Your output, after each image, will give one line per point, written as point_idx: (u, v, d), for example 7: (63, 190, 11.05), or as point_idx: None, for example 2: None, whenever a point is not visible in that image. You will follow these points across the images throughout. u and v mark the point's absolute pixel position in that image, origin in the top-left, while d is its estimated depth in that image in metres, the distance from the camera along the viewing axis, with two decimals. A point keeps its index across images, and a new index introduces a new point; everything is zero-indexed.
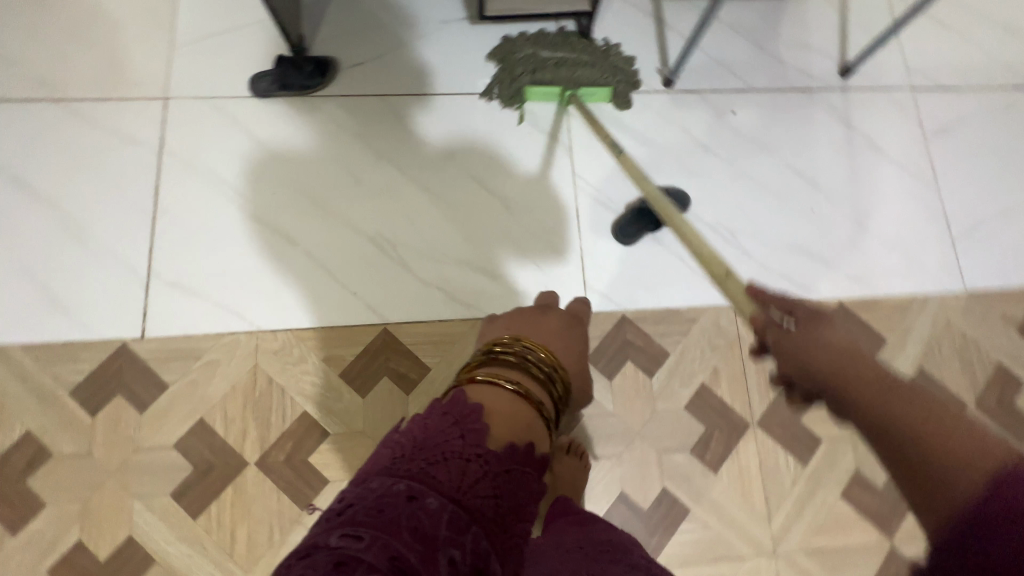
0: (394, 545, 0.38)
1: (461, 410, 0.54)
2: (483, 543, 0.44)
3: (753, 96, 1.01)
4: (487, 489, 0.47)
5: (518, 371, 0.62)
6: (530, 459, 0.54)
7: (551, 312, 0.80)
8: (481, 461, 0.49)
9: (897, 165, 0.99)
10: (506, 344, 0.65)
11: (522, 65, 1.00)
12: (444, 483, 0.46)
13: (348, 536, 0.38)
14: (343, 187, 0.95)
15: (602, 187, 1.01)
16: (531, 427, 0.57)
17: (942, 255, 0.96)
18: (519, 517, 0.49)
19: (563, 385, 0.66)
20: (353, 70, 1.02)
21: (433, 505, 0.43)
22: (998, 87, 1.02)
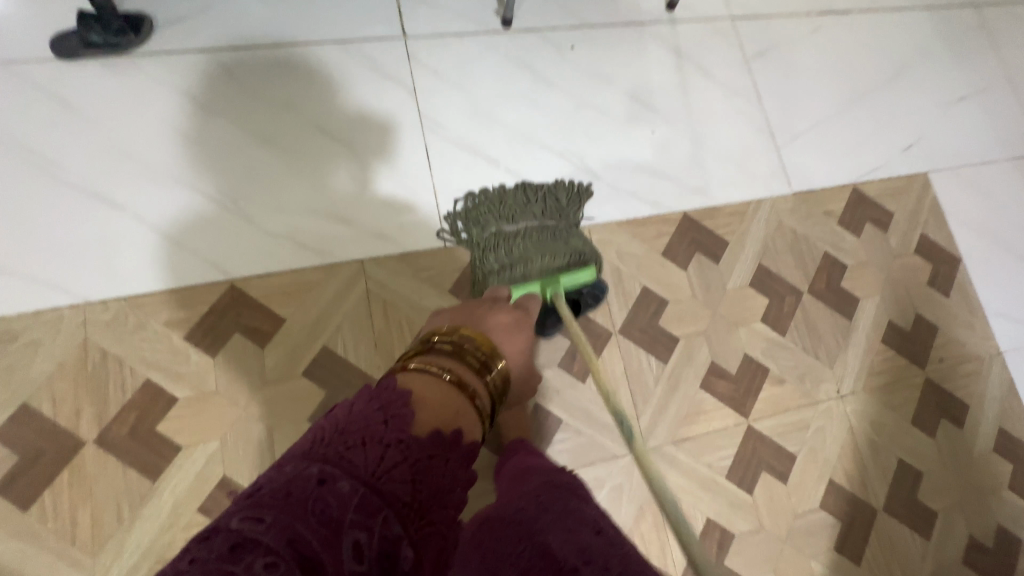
0: (296, 528, 0.38)
1: (389, 393, 0.52)
2: (396, 528, 0.43)
3: (591, 32, 1.13)
4: (405, 474, 0.46)
5: (452, 360, 0.63)
6: (457, 449, 0.53)
7: (501, 308, 0.77)
8: (402, 446, 0.48)
9: (723, 86, 1.16)
10: (445, 334, 0.66)
11: (490, 240, 0.91)
12: (359, 468, 0.44)
13: (248, 519, 0.37)
14: (173, 146, 0.91)
15: (451, 124, 1.02)
16: (458, 416, 0.56)
17: (769, 160, 1.14)
18: (441, 502, 0.49)
19: (500, 376, 0.67)
20: (173, 26, 0.96)
21: (343, 490, 0.42)
22: (801, 17, 1.26)
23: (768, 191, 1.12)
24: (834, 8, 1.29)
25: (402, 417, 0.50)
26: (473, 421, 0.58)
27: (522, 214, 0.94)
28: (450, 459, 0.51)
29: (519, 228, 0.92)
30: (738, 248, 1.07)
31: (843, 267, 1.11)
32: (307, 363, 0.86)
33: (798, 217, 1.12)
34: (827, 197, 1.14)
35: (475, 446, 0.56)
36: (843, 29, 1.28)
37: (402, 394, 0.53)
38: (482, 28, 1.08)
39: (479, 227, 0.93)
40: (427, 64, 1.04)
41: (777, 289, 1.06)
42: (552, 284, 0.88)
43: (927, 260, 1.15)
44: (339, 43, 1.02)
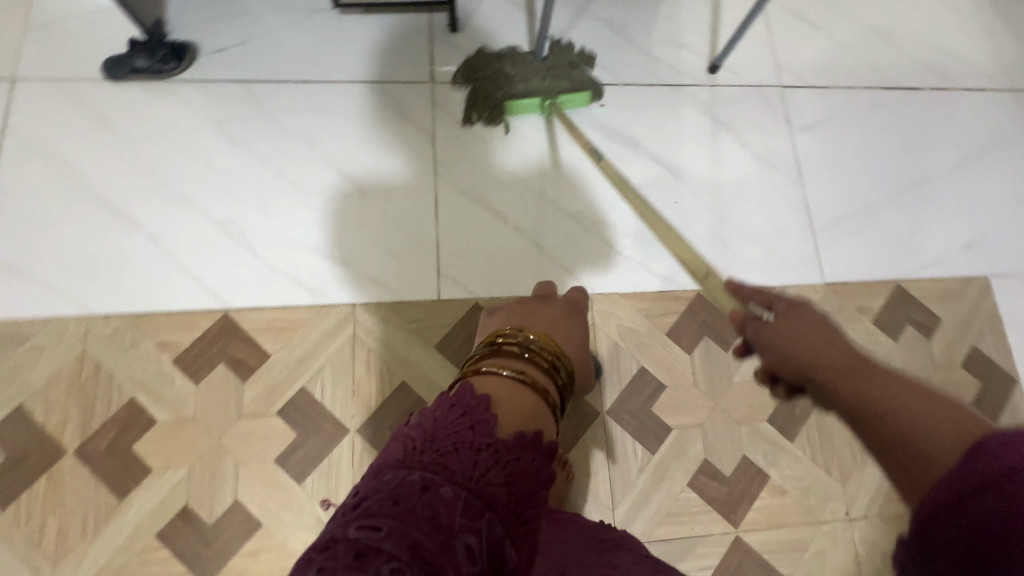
0: (414, 534, 0.40)
1: (468, 399, 0.54)
2: (498, 528, 0.45)
3: (624, 91, 1.09)
4: (498, 477, 0.48)
5: (522, 361, 0.62)
6: (540, 448, 0.53)
7: (551, 302, 0.81)
8: (493, 450, 0.49)
9: (760, 159, 1.09)
10: (509, 335, 0.65)
11: (493, 85, 1.01)
12: (456, 473, 0.46)
13: (366, 528, 0.40)
14: (196, 172, 0.95)
15: (463, 174, 1.00)
16: (537, 416, 0.57)
17: (801, 244, 1.05)
18: (533, 503, 0.50)
19: (567, 372, 0.66)
20: (213, 56, 1.00)
21: (447, 495, 0.44)
22: (860, 91, 1.17)
23: (795, 278, 1.03)
24: (900, 83, 1.18)
25: (486, 421, 0.52)
26: (548, 419, 0.59)
27: (521, 59, 1.03)
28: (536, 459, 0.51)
29: (519, 69, 1.02)
30: None
31: None
32: (283, 403, 0.86)
33: (827, 310, 1.02)
34: (864, 292, 1.04)
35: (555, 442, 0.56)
36: (909, 107, 1.17)
37: (481, 400, 0.54)
38: None
39: (480, 71, 1.03)
40: (449, 110, 1.03)
41: None
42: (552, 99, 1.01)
43: (975, 376, 1.02)
44: (367, 84, 1.03)
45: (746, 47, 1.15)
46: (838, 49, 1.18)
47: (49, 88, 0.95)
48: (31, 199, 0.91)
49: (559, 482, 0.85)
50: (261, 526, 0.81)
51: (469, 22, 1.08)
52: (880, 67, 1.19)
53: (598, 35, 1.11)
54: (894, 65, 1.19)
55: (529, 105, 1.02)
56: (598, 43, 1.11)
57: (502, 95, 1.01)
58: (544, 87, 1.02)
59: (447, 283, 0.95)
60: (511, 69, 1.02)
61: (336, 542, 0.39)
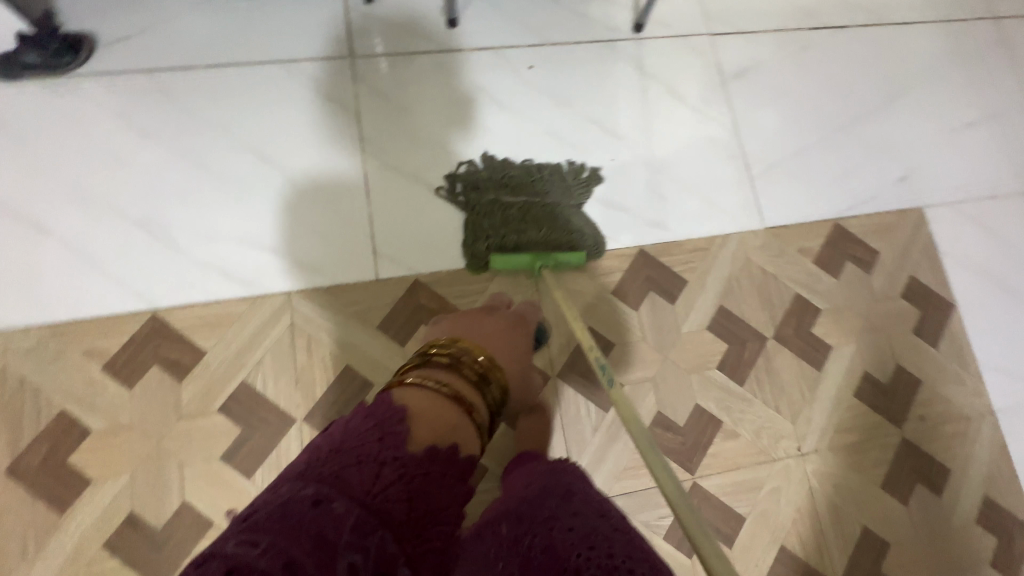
0: (292, 552, 0.40)
1: (385, 411, 0.57)
2: (388, 546, 0.46)
3: (551, 50, 1.07)
4: (397, 493, 0.50)
5: (449, 373, 0.66)
6: (454, 461, 0.58)
7: (496, 314, 0.82)
8: (396, 463, 0.52)
9: (694, 110, 1.08)
10: (443, 346, 0.71)
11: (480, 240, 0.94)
12: (353, 489, 0.48)
13: (245, 543, 0.40)
14: (106, 171, 0.90)
15: (391, 151, 0.97)
16: (456, 429, 0.60)
17: (739, 191, 1.06)
18: (434, 520, 0.52)
19: (498, 388, 0.71)
20: (114, 46, 0.95)
21: (338, 510, 0.45)
22: (789, 33, 1.16)
23: (736, 226, 1.03)
24: (828, 23, 1.18)
25: (397, 434, 0.55)
26: (471, 435, 0.62)
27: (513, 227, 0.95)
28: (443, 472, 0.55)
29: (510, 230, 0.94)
30: (698, 286, 0.99)
31: (817, 310, 1.02)
32: (224, 399, 0.84)
33: (769, 255, 1.03)
34: (804, 233, 1.05)
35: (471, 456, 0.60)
36: (838, 47, 1.18)
37: (398, 411, 0.57)
38: (431, 43, 1.03)
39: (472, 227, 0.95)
40: (373, 84, 1.00)
41: (737, 333, 0.98)
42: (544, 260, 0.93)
43: (914, 305, 1.05)
44: (283, 64, 0.98)
45: None
46: None
47: None
48: None
49: (509, 441, 0.89)
50: (212, 525, 0.80)
51: None
52: (807, 7, 1.18)
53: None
54: (821, 4, 1.19)
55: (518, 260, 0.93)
56: (521, 2, 1.08)
57: (492, 236, 0.93)
58: (536, 245, 0.94)
59: (382, 261, 0.92)
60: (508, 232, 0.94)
61: (210, 557, 0.39)
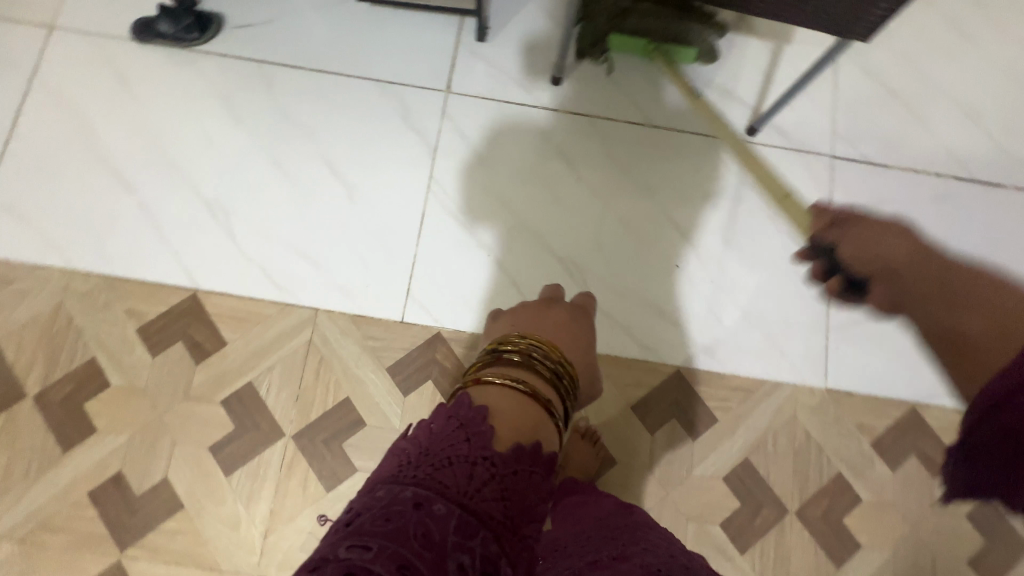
0: (404, 553, 0.36)
1: (465, 411, 0.50)
2: (493, 546, 0.41)
3: (651, 132, 1.00)
4: (494, 492, 0.44)
5: (523, 371, 0.57)
6: (540, 461, 0.50)
7: (558, 305, 0.77)
8: (488, 463, 0.45)
9: (786, 235, 0.98)
10: (511, 341, 0.60)
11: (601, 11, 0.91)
12: (451, 488, 0.42)
13: (355, 547, 0.36)
14: (196, 146, 0.96)
15: (455, 196, 0.96)
16: (539, 431, 0.52)
17: (810, 339, 0.94)
18: (529, 517, 0.46)
19: (572, 382, 0.61)
20: (236, 31, 0.99)
21: (441, 512, 0.40)
22: (928, 176, 1.01)
23: (793, 377, 0.93)
24: (980, 175, 1.02)
25: (483, 433, 0.48)
26: (553, 432, 0.54)
27: None
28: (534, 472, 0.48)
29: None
30: (727, 429, 0.90)
31: (856, 499, 0.89)
32: (228, 393, 0.87)
33: (820, 419, 0.91)
34: (870, 407, 0.92)
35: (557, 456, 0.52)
36: (984, 206, 1.01)
37: (478, 411, 0.50)
38: (529, 96, 1.00)
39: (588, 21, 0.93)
40: (458, 125, 0.98)
41: (755, 494, 0.88)
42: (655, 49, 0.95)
43: (979, 531, 0.89)
44: (380, 84, 0.99)
45: (803, 105, 1.02)
46: (913, 124, 1.03)
47: (83, 41, 0.98)
48: (43, 147, 0.94)
49: None
50: (182, 509, 0.83)
51: (495, 28, 1.01)
52: (959, 152, 1.02)
53: (636, 66, 1.02)
54: (978, 152, 1.03)
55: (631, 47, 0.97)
56: (633, 75, 1.02)
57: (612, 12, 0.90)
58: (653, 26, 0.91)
59: (411, 305, 0.92)
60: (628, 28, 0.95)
61: (323, 563, 0.35)
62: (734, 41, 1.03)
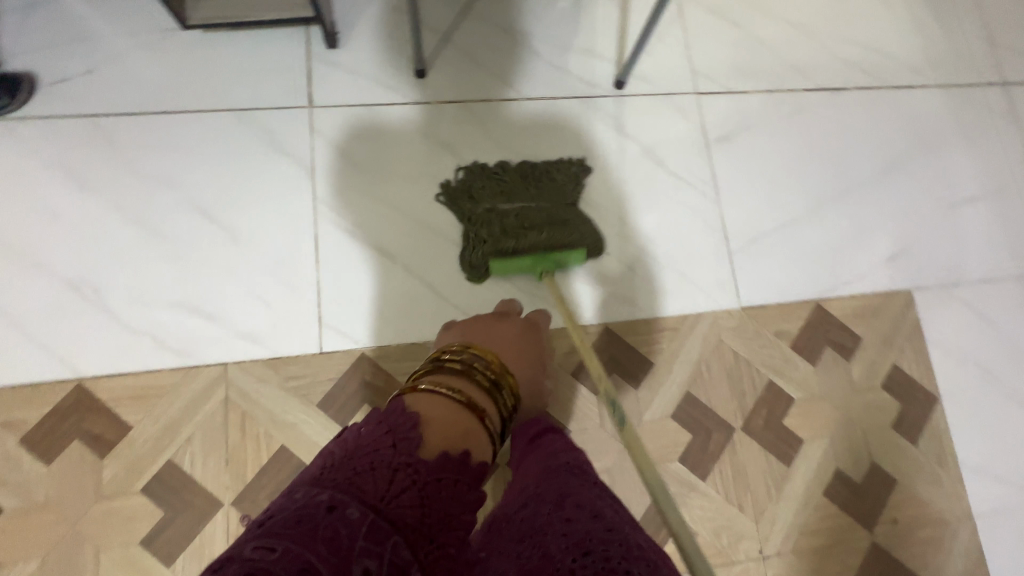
0: (309, 556, 0.38)
1: (397, 417, 0.55)
2: (404, 552, 0.44)
3: (526, 105, 1.01)
4: (410, 500, 0.48)
5: (462, 380, 0.63)
6: (464, 470, 0.55)
7: (508, 320, 0.79)
8: (411, 470, 0.50)
9: (673, 176, 1.02)
10: (455, 353, 0.67)
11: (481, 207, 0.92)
12: (368, 493, 0.46)
13: (262, 548, 0.38)
14: (40, 226, 0.85)
15: (345, 212, 0.92)
16: (469, 436, 0.57)
17: (716, 267, 1.00)
18: (447, 525, 0.50)
19: (511, 393, 0.67)
20: (55, 88, 0.89)
21: (354, 516, 0.43)
22: (782, 94, 1.10)
23: (710, 306, 0.98)
24: (824, 84, 1.12)
25: (409, 441, 0.52)
26: (484, 440, 0.59)
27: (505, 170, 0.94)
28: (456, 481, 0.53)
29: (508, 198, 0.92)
30: (664, 369, 0.94)
31: (789, 400, 0.96)
32: (147, 479, 0.79)
33: (742, 338, 0.97)
34: (782, 315, 0.99)
35: (484, 463, 0.57)
36: (832, 110, 1.11)
37: (410, 416, 0.55)
38: (397, 94, 0.97)
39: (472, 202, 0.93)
40: (331, 139, 0.94)
41: (703, 423, 0.93)
42: (545, 262, 0.88)
43: (895, 398, 0.99)
44: (236, 114, 0.92)
45: (660, 51, 1.07)
46: (759, 49, 1.11)
47: None
48: None
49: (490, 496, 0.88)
50: None
51: (345, 31, 0.98)
52: (803, 66, 1.11)
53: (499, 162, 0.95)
54: (818, 63, 1.12)
55: (517, 267, 0.89)
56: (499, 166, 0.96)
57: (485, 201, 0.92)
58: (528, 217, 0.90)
59: (326, 334, 0.87)
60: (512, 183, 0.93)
61: (226, 562, 0.37)
62: (584, 2, 1.06)
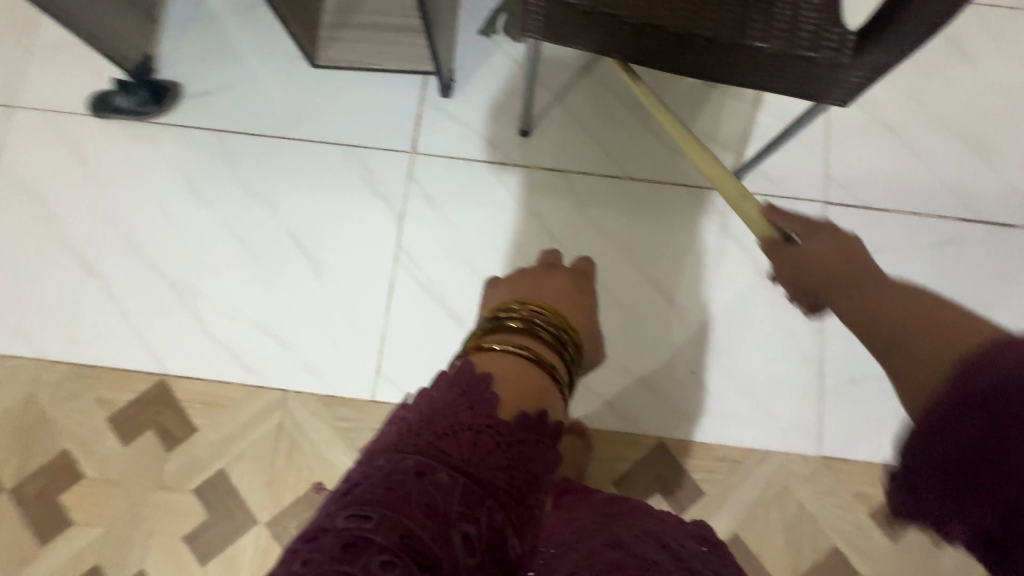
0: (406, 524, 0.34)
1: (468, 378, 0.45)
2: (500, 517, 0.37)
3: (628, 185, 0.95)
4: (498, 461, 0.39)
5: (525, 338, 0.52)
6: (547, 428, 0.44)
7: (554, 272, 0.71)
8: (495, 432, 0.41)
9: (776, 292, 0.92)
10: (512, 308, 0.55)
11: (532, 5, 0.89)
12: (454, 457, 0.38)
13: (355, 517, 0.34)
14: (157, 224, 0.94)
15: (423, 264, 0.92)
16: (543, 395, 0.47)
17: (801, 401, 0.89)
18: (539, 487, 0.41)
19: (577, 347, 0.56)
20: (195, 100, 0.97)
21: (445, 481, 0.36)
22: (930, 218, 0.94)
23: (784, 444, 0.88)
24: (987, 215, 0.94)
25: (487, 401, 0.43)
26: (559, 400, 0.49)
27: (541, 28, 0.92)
28: (542, 442, 0.43)
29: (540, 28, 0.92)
30: (716, 502, 0.86)
31: (854, 573, 0.84)
32: (200, 480, 0.86)
33: (813, 489, 0.87)
34: (868, 475, 0.87)
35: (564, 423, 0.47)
36: (990, 249, 0.94)
37: (481, 376, 0.45)
38: (498, 150, 0.95)
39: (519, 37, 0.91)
40: (426, 190, 0.94)
41: (746, 571, 0.84)
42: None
43: None
44: (342, 148, 0.95)
45: (791, 146, 0.96)
46: (913, 162, 0.96)
47: (41, 122, 0.96)
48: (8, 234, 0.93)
49: None
50: None
51: (461, 80, 0.97)
52: (964, 190, 0.95)
53: (613, 132, 0.96)
54: (985, 189, 0.95)
55: None
56: (610, 135, 0.96)
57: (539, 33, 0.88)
58: None
59: (381, 382, 0.89)
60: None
61: (321, 533, 0.33)
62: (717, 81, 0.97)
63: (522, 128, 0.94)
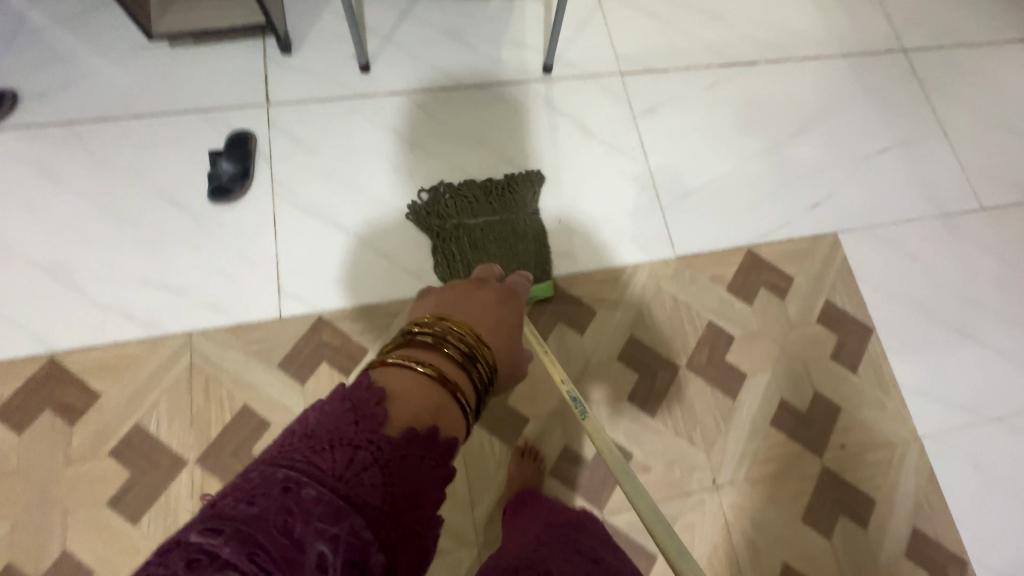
0: (257, 540, 0.32)
1: (360, 391, 0.45)
2: (365, 534, 0.37)
3: (462, 91, 1.11)
4: (376, 477, 0.39)
5: (433, 353, 0.50)
6: (436, 446, 0.44)
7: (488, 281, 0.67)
8: (374, 447, 0.41)
9: (605, 145, 1.11)
10: (426, 323, 0.53)
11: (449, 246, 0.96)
12: (326, 472, 0.38)
13: (208, 530, 0.32)
14: (18, 220, 0.93)
15: (299, 192, 1.00)
16: (439, 417, 0.46)
17: (649, 222, 1.07)
18: (418, 502, 0.41)
19: (490, 366, 0.54)
20: (36, 100, 1.00)
21: (309, 497, 0.36)
22: (701, 70, 1.21)
23: (646, 258, 1.04)
24: (738, 60, 1.23)
25: (373, 416, 0.43)
26: (455, 421, 0.48)
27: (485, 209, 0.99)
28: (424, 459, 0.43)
29: (478, 224, 0.98)
30: (608, 317, 1.00)
31: (730, 337, 1.01)
32: (114, 443, 0.83)
33: (679, 283, 1.04)
34: (716, 262, 1.06)
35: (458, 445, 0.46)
36: (748, 82, 1.22)
37: (375, 392, 0.45)
38: (347, 87, 1.08)
39: (439, 218, 0.99)
40: (288, 131, 1.03)
41: (648, 364, 0.98)
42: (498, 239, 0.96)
43: (831, 330, 1.04)
44: (198, 114, 1.02)
45: (586, 40, 1.19)
46: (676, 34, 1.23)
47: None
48: None
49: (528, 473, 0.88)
50: None
51: (298, 39, 1.09)
52: (718, 46, 1.24)
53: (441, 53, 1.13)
54: (730, 43, 1.24)
55: None
56: (437, 55, 1.13)
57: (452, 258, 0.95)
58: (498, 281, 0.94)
59: (284, 301, 0.94)
60: (477, 208, 1.00)
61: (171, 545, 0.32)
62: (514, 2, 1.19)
63: (360, 65, 1.08)
